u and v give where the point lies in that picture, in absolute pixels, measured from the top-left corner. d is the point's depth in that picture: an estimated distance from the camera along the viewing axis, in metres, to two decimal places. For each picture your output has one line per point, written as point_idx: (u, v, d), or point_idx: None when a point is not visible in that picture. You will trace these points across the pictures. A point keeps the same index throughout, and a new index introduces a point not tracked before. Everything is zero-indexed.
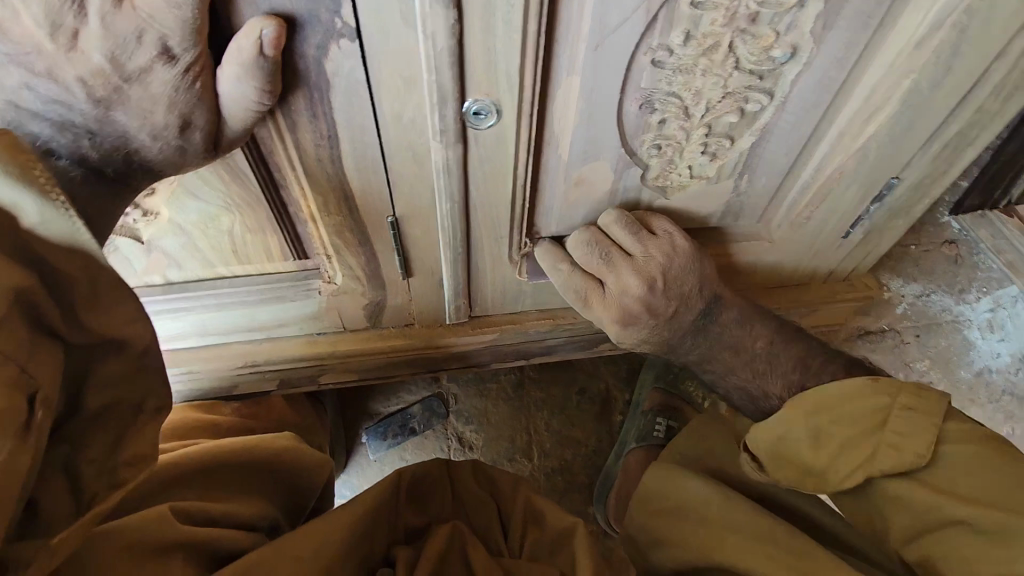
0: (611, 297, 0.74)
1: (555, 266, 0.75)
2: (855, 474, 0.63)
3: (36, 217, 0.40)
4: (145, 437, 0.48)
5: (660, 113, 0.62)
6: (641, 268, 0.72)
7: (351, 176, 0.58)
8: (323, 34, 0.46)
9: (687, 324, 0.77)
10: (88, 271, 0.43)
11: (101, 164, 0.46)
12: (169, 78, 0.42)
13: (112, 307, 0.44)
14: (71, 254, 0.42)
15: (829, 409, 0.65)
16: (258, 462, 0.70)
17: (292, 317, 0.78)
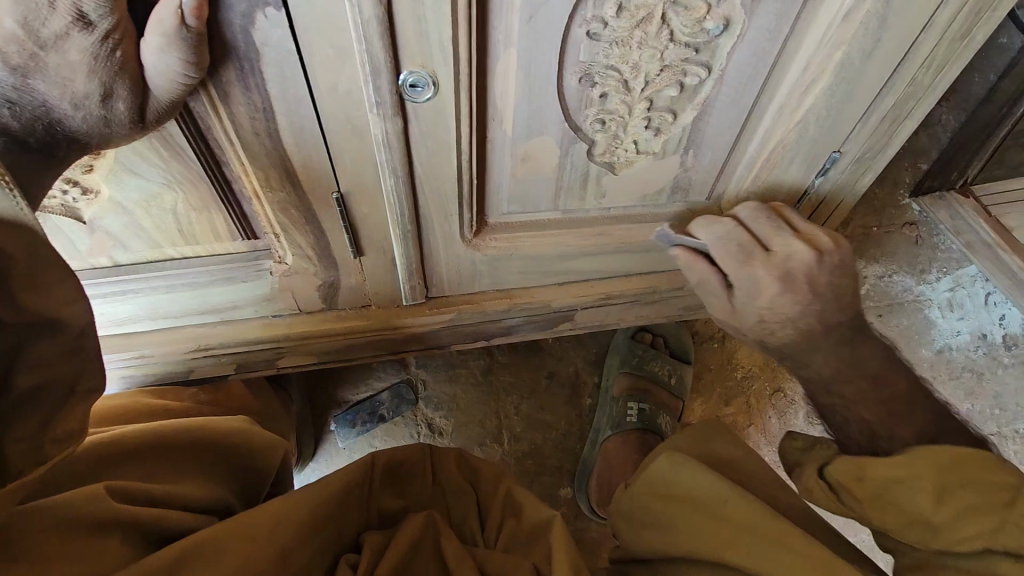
0: (784, 257, 0.68)
1: (717, 233, 0.71)
2: (972, 541, 0.52)
3: None
4: (74, 416, 0.49)
5: (601, 87, 0.62)
6: (811, 242, 0.69)
7: (290, 150, 0.58)
8: (248, 3, 0.46)
9: (783, 280, 0.67)
10: (30, 244, 0.43)
11: (22, 134, 0.45)
12: (87, 46, 0.42)
13: (52, 285, 0.44)
14: (16, 231, 0.42)
15: (952, 467, 0.54)
16: (206, 441, 0.71)
17: (246, 299, 0.78)
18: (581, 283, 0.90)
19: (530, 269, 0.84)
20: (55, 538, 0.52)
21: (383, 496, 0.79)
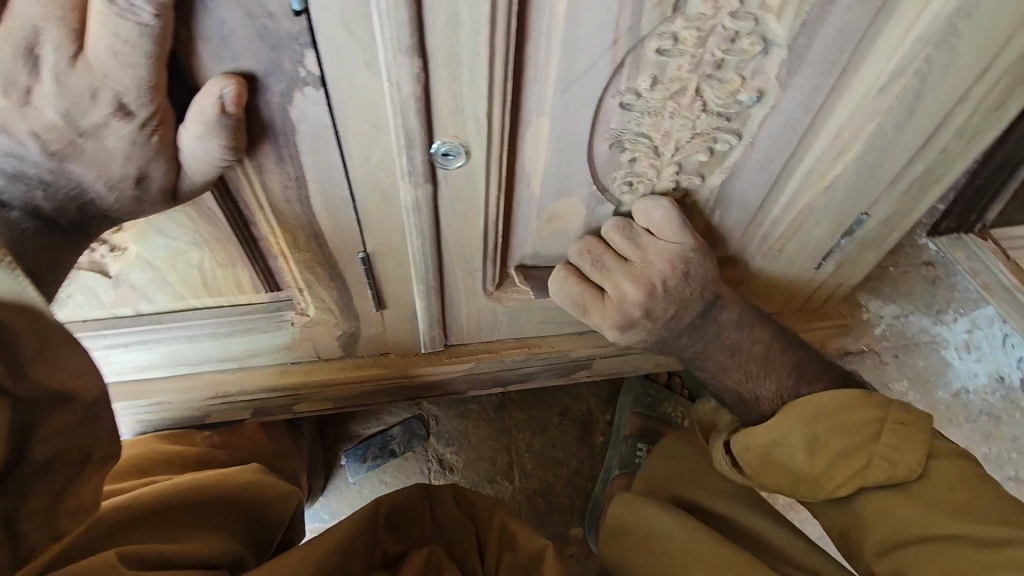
0: (612, 304, 0.71)
1: (560, 288, 0.73)
2: (845, 486, 0.66)
3: None
4: (89, 486, 0.47)
5: (631, 153, 0.62)
6: (638, 277, 0.70)
7: (319, 215, 0.58)
8: (287, 83, 0.46)
9: (620, 324, 0.72)
10: (37, 327, 0.41)
11: (55, 214, 0.46)
12: (125, 133, 0.42)
13: (62, 357, 0.42)
14: (18, 308, 0.40)
15: (820, 419, 0.67)
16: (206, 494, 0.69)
17: (267, 347, 0.78)
18: (600, 333, 0.89)
19: (549, 318, 0.84)
20: None
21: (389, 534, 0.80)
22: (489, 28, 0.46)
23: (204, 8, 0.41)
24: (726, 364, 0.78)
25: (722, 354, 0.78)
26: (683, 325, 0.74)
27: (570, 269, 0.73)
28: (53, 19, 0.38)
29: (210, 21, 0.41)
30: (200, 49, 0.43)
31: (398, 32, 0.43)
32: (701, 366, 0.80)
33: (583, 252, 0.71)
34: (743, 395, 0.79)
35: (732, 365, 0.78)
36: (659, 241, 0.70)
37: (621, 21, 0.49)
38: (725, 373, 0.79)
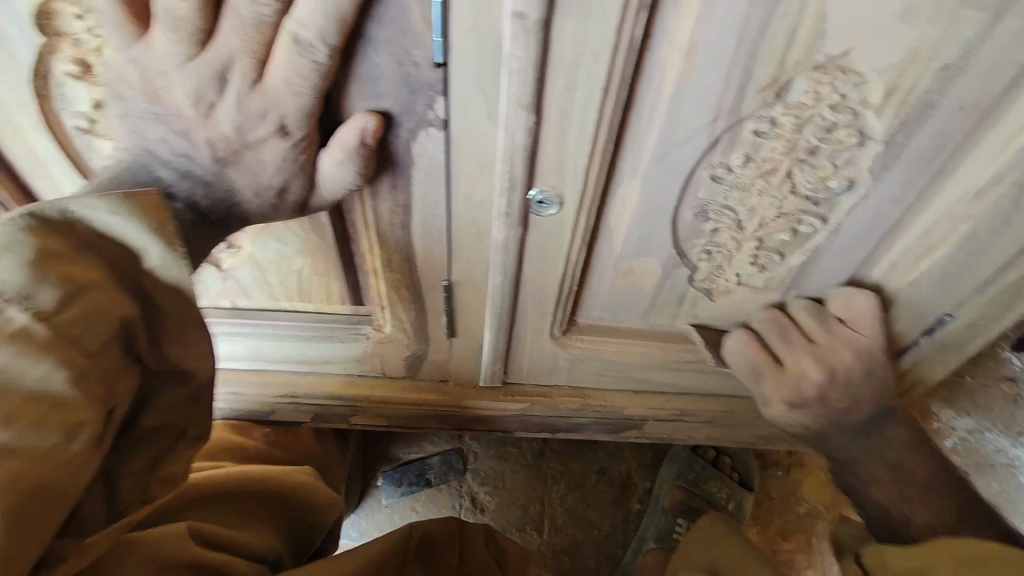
0: (789, 379, 0.73)
1: (736, 350, 0.76)
2: None
3: (158, 262, 0.45)
4: (181, 460, 0.50)
5: (713, 223, 0.65)
6: (828, 363, 0.71)
7: (416, 240, 0.63)
8: (415, 122, 0.52)
9: (790, 398, 0.74)
10: (183, 308, 0.46)
11: (208, 209, 0.52)
12: (280, 150, 0.49)
13: (191, 341, 0.47)
14: (175, 293, 0.46)
15: (977, 560, 0.57)
16: (265, 488, 0.73)
17: (339, 356, 0.83)
18: (655, 395, 0.89)
19: (609, 372, 0.85)
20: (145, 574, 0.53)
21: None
22: (601, 95, 0.50)
23: (364, 56, 0.47)
24: (882, 477, 0.75)
25: (880, 467, 0.75)
26: (851, 415, 0.74)
27: (746, 336, 0.75)
28: (247, 50, 0.44)
29: (365, 66, 0.48)
30: (352, 90, 0.49)
31: (521, 90, 0.49)
32: (853, 469, 0.77)
33: (768, 323, 0.73)
34: (891, 518, 0.74)
35: (889, 478, 0.75)
36: (850, 329, 0.71)
37: (723, 103, 0.53)
38: (876, 483, 0.75)
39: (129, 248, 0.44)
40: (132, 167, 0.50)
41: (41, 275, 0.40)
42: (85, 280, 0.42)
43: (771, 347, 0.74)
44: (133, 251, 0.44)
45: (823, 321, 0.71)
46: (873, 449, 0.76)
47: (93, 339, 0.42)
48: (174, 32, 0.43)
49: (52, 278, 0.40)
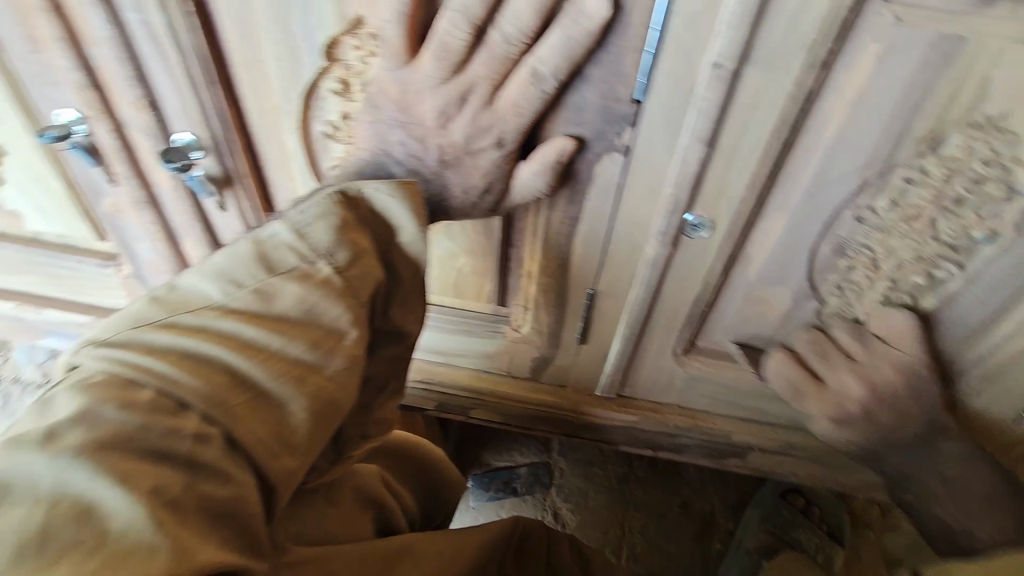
0: (829, 395, 0.78)
1: (775, 370, 0.81)
2: None
3: (408, 238, 0.54)
4: (384, 406, 0.60)
5: (850, 260, 0.70)
6: (870, 378, 0.75)
7: (576, 248, 0.73)
8: (602, 147, 0.62)
9: (836, 415, 0.79)
10: (415, 278, 0.56)
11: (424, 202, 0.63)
12: (495, 159, 0.60)
13: (412, 309, 0.58)
14: (411, 265, 0.56)
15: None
16: (419, 461, 0.81)
17: (474, 350, 0.93)
18: (764, 425, 0.93)
19: (721, 396, 0.90)
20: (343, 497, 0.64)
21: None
22: (770, 135, 0.58)
23: (576, 90, 0.58)
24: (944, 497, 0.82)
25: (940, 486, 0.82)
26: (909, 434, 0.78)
27: (790, 357, 0.80)
28: (489, 78, 0.55)
29: (575, 98, 0.58)
30: (558, 116, 0.60)
31: (703, 125, 0.57)
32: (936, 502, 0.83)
33: (811, 343, 0.78)
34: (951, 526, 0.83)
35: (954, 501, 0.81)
36: (890, 346, 0.73)
37: (879, 150, 0.59)
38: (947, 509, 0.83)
39: (388, 228, 0.54)
40: (368, 163, 0.62)
41: (344, 242, 0.49)
42: (365, 247, 0.51)
43: (810, 363, 0.79)
44: (392, 228, 0.54)
45: (862, 339, 0.74)
46: (934, 469, 0.80)
47: (364, 292, 0.50)
48: (439, 62, 0.54)
49: (347, 243, 0.49)
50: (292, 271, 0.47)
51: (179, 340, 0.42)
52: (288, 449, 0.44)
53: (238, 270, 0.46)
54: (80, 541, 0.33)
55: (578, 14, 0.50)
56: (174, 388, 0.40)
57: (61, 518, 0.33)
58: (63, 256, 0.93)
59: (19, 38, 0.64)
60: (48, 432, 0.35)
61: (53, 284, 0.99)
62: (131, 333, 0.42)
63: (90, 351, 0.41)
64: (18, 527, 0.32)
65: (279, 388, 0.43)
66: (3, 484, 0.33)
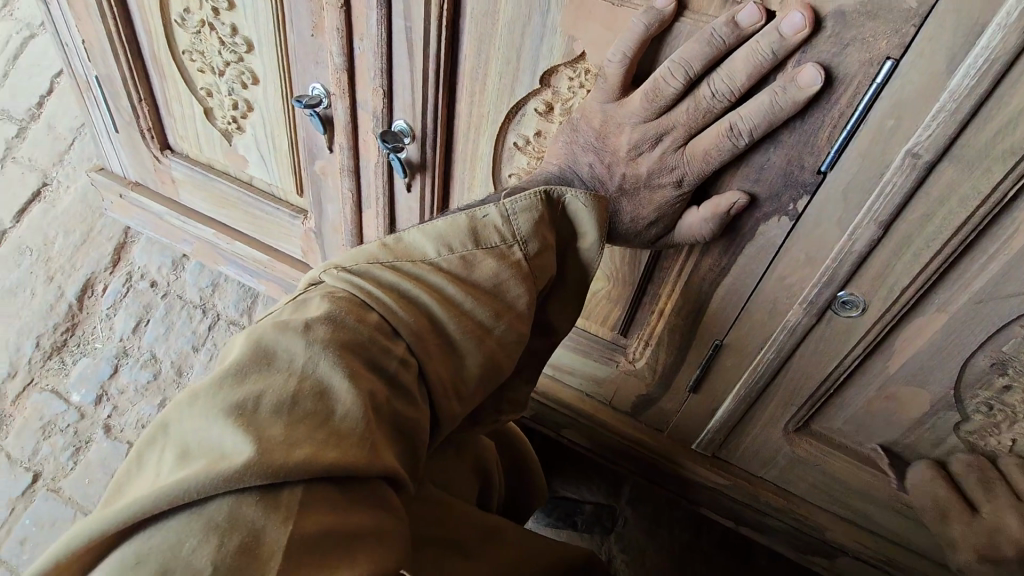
0: None
1: None
2: None
3: (589, 244, 0.64)
4: (515, 392, 0.66)
5: (1009, 379, 0.67)
6: None
7: (715, 297, 0.75)
8: (773, 208, 0.65)
9: None
10: (579, 283, 0.66)
11: None
12: (672, 198, 0.66)
13: (567, 309, 0.67)
14: (580, 269, 0.65)
15: None
16: (522, 458, 0.89)
17: (583, 371, 0.96)
18: (866, 531, 0.90)
19: (824, 486, 0.87)
20: (470, 459, 0.73)
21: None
22: (953, 231, 0.58)
23: (763, 152, 0.62)
24: None
25: None
26: None
27: None
28: (686, 125, 0.61)
29: (760, 159, 0.63)
30: (738, 172, 0.65)
31: (883, 208, 0.59)
32: None
33: None
34: None
35: None
36: None
37: None
38: None
39: (572, 235, 0.64)
40: (553, 176, 0.69)
41: (534, 236, 0.59)
42: (549, 242, 0.61)
43: None
44: (577, 234, 0.64)
45: None
46: None
47: (541, 279, 0.60)
48: (646, 105, 0.61)
49: (540, 236, 0.60)
50: (493, 249, 0.57)
51: (400, 282, 0.53)
52: (453, 393, 0.54)
53: (452, 237, 0.57)
54: (313, 413, 0.43)
55: (790, 84, 0.55)
56: (391, 314, 0.50)
57: (305, 392, 0.43)
58: (266, 202, 1.11)
59: (309, 24, 0.81)
60: (306, 324, 0.46)
61: (249, 223, 1.19)
62: (367, 267, 0.53)
63: (335, 273, 0.52)
64: (282, 387, 0.43)
65: (465, 341, 0.53)
66: (272, 352, 0.45)
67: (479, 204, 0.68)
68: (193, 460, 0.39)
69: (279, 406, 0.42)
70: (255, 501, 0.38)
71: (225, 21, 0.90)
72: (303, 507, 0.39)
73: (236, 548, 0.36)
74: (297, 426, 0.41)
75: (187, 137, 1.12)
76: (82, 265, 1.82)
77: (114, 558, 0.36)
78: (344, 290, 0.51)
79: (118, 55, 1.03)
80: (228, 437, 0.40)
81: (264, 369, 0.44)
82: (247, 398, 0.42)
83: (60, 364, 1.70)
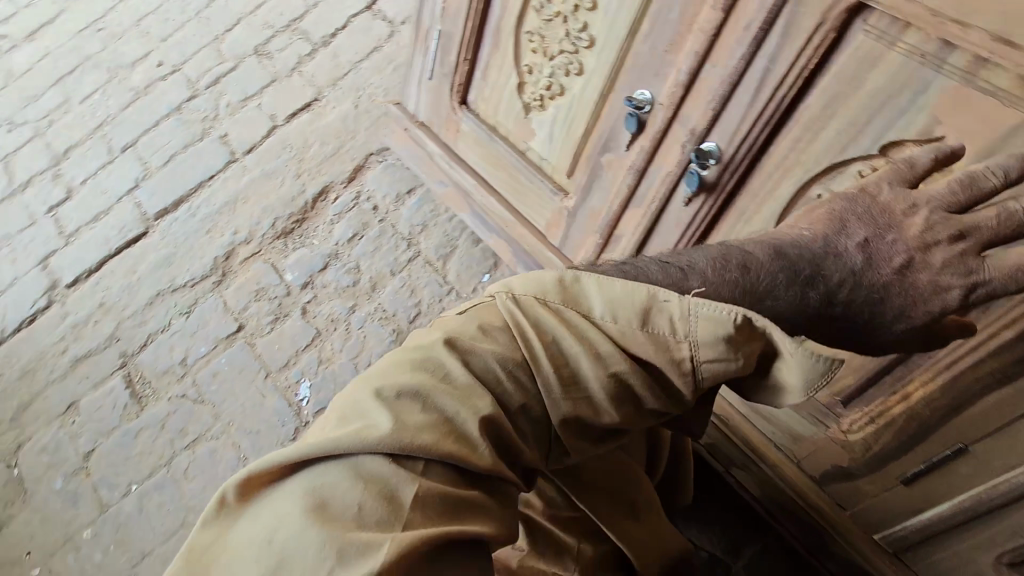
0: None
1: None
2: None
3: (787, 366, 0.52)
4: None
5: None
6: None
7: (980, 403, 0.76)
8: None
9: None
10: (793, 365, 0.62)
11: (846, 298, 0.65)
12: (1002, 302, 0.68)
13: None
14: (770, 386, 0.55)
15: None
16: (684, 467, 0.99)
17: (784, 423, 0.99)
18: None
19: None
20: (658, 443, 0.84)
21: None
22: None
23: None
24: None
25: None
26: None
27: None
28: None
29: None
30: None
31: None
32: None
33: None
34: None
35: None
36: None
37: None
38: None
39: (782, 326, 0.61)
40: None
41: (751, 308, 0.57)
42: (759, 328, 0.52)
43: None
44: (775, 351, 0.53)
45: None
46: None
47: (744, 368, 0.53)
48: (961, 189, 0.65)
49: (722, 340, 0.52)
50: (660, 336, 0.54)
51: (558, 331, 0.55)
52: (586, 434, 0.57)
53: (623, 307, 0.55)
54: (456, 405, 0.51)
55: None
56: (533, 365, 0.54)
57: (474, 373, 0.53)
58: (533, 172, 1.26)
59: (668, 42, 0.92)
60: (483, 327, 0.55)
61: (508, 183, 1.35)
62: (532, 304, 0.56)
63: (505, 298, 0.57)
64: (425, 382, 0.52)
65: (626, 391, 0.55)
66: (430, 353, 0.54)
67: (682, 261, 0.65)
68: (352, 422, 0.50)
69: (457, 377, 0.52)
70: (391, 461, 0.48)
71: (582, 18, 1.04)
72: (427, 472, 0.49)
73: (377, 497, 0.46)
74: (433, 414, 0.50)
75: (490, 100, 1.30)
76: (326, 173, 2.13)
77: (291, 482, 0.48)
78: (504, 326, 0.56)
79: (470, 20, 1.23)
80: (378, 413, 0.50)
81: (424, 370, 0.52)
82: (389, 391, 0.51)
83: (285, 246, 2.01)
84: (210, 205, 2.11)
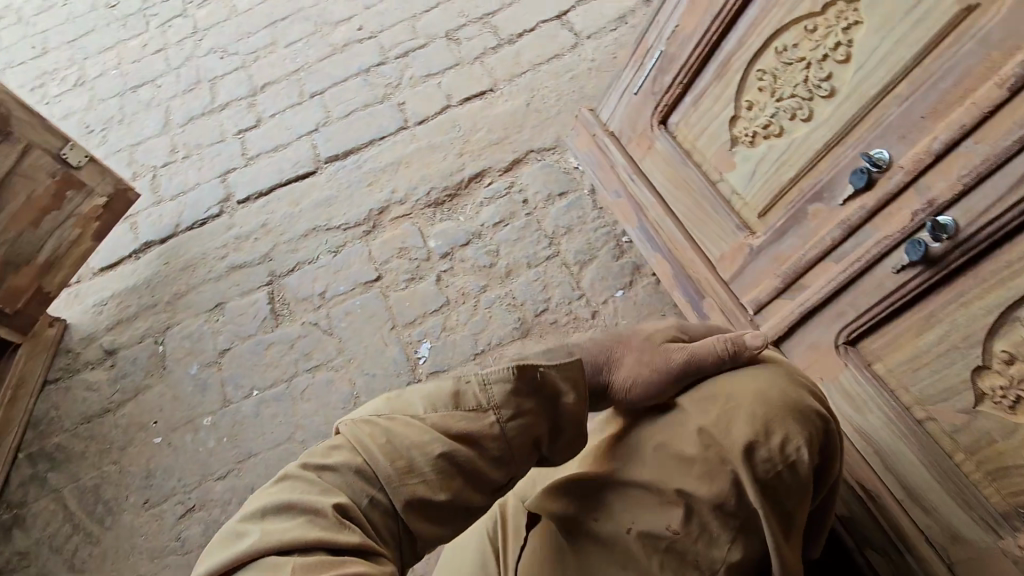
0: None
1: None
2: None
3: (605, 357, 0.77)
4: None
5: None
6: None
7: None
8: None
9: None
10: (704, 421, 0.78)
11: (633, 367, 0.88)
12: None
13: None
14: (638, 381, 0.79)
15: None
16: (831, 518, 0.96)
17: (945, 519, 0.98)
18: None
19: None
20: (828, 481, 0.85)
21: (634, 546, 0.74)
22: None
23: None
24: None
25: None
26: None
27: None
28: None
29: None
30: None
31: None
32: None
33: None
34: None
35: None
36: None
37: None
38: None
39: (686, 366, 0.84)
40: None
41: (582, 386, 0.72)
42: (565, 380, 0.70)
43: None
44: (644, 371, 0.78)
45: None
46: None
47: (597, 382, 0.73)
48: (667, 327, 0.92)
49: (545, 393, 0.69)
50: (472, 411, 0.65)
51: (377, 426, 0.64)
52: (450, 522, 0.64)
53: (439, 399, 0.66)
54: (288, 519, 0.57)
55: None
56: (360, 449, 0.62)
57: (307, 499, 0.58)
58: (721, 204, 1.29)
59: (926, 108, 0.92)
60: (286, 474, 0.61)
61: (689, 209, 1.39)
62: (373, 417, 0.65)
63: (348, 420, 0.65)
64: (288, 495, 0.58)
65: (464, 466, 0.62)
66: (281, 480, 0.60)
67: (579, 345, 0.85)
68: (230, 541, 0.57)
69: (278, 512, 0.57)
70: (278, 552, 0.54)
71: (828, 68, 1.04)
72: (299, 558, 0.54)
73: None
74: (290, 520, 0.56)
75: (694, 126, 1.34)
76: (486, 158, 2.24)
77: None
78: (345, 444, 0.63)
79: (697, 47, 1.26)
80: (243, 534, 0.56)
81: (304, 479, 0.60)
82: (256, 511, 0.58)
83: (434, 214, 2.13)
84: (376, 162, 2.28)
